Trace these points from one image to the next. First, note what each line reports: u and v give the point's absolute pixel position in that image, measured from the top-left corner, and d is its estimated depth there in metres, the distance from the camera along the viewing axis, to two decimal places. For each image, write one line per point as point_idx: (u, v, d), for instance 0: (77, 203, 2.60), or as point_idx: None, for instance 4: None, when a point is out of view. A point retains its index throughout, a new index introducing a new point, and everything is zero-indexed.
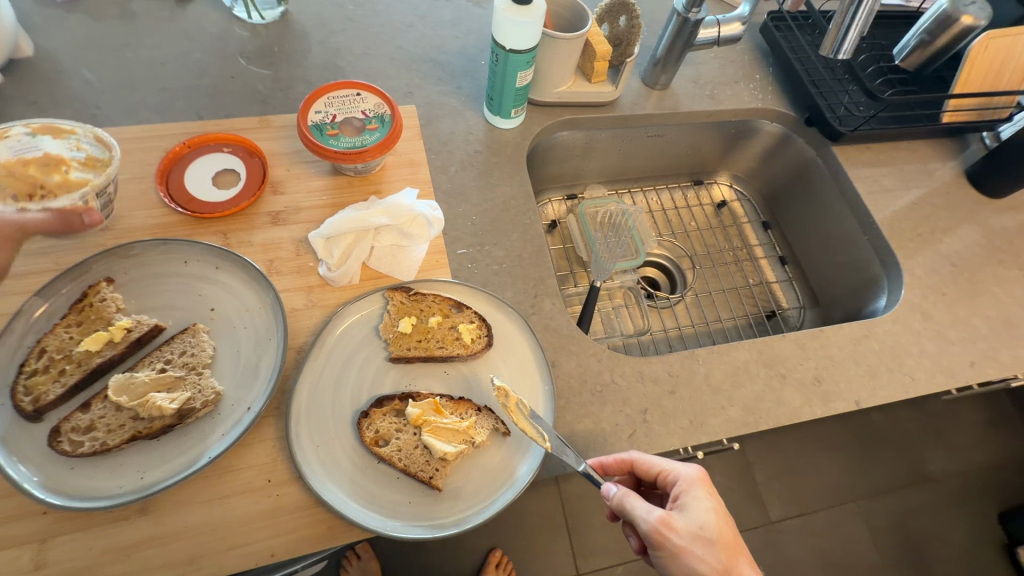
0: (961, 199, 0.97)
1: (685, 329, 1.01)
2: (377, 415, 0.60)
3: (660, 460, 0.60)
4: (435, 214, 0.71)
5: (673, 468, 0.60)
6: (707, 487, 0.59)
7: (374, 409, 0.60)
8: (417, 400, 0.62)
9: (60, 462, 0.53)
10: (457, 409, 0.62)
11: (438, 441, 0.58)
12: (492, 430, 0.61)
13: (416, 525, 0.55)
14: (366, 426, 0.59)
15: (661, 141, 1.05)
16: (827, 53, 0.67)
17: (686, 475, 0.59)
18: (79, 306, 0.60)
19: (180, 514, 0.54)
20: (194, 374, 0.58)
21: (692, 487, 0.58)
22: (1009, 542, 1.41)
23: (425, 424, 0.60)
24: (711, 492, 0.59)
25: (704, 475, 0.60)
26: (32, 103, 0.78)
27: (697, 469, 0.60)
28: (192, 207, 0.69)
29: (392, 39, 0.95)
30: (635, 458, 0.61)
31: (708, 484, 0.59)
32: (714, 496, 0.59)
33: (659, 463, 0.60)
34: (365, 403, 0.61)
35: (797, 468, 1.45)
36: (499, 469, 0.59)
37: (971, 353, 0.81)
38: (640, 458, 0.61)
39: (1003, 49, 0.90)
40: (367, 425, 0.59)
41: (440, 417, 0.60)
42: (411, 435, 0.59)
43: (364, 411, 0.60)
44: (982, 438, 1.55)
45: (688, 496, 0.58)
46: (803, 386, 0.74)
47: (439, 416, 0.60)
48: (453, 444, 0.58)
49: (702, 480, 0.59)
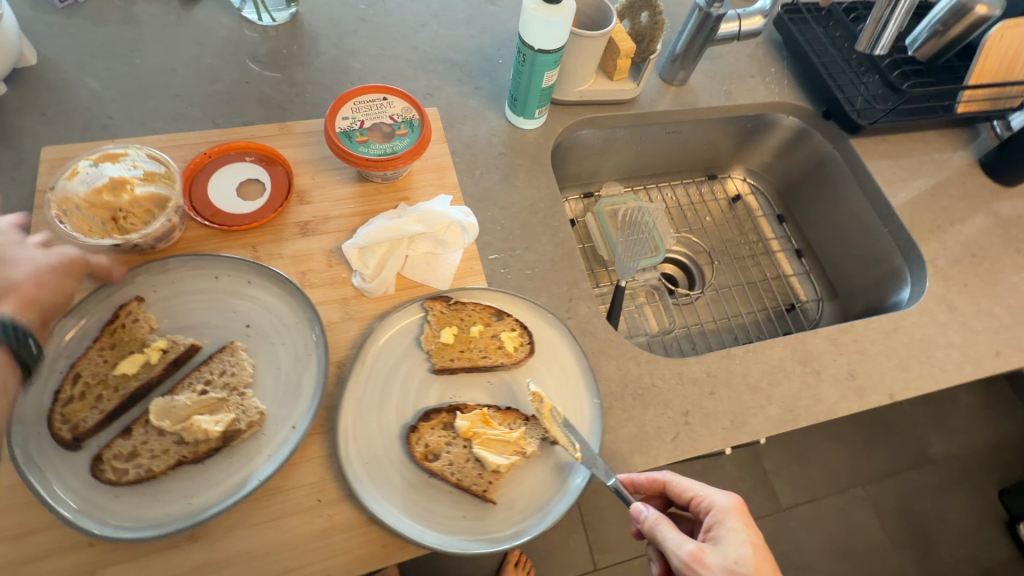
0: (977, 189, 0.98)
1: (707, 325, 1.01)
2: (426, 428, 0.59)
3: (693, 485, 0.60)
4: (470, 220, 0.69)
5: (706, 495, 0.59)
6: (743, 518, 0.57)
7: (422, 422, 0.59)
8: (465, 412, 0.61)
9: (103, 491, 0.52)
10: (505, 419, 0.61)
11: (489, 453, 0.58)
12: (540, 439, 0.60)
13: (471, 542, 0.54)
14: (415, 441, 0.58)
15: (679, 137, 1.05)
16: None
17: (721, 503, 0.58)
18: (110, 328, 0.58)
19: (232, 539, 0.53)
20: (237, 394, 0.57)
21: (726, 516, 0.56)
22: (1010, 519, 1.43)
23: (474, 437, 0.60)
24: (748, 525, 0.56)
25: (741, 505, 0.58)
26: (41, 114, 0.75)
27: (733, 497, 0.58)
28: (219, 220, 0.67)
29: (407, 39, 0.92)
30: (667, 479, 0.61)
31: (744, 514, 0.57)
32: (753, 531, 0.56)
33: (692, 487, 0.60)
34: (412, 416, 0.60)
35: (808, 455, 1.46)
36: (550, 479, 0.59)
37: (996, 342, 0.82)
38: (672, 480, 0.61)
39: (1019, 38, 0.90)
40: (417, 440, 0.58)
41: (490, 428, 0.60)
42: (462, 448, 0.59)
43: (411, 425, 0.59)
44: (985, 419, 1.57)
45: (723, 526, 0.56)
46: (837, 382, 0.75)
47: (488, 427, 0.60)
48: (505, 456, 0.58)
49: (738, 510, 0.57)
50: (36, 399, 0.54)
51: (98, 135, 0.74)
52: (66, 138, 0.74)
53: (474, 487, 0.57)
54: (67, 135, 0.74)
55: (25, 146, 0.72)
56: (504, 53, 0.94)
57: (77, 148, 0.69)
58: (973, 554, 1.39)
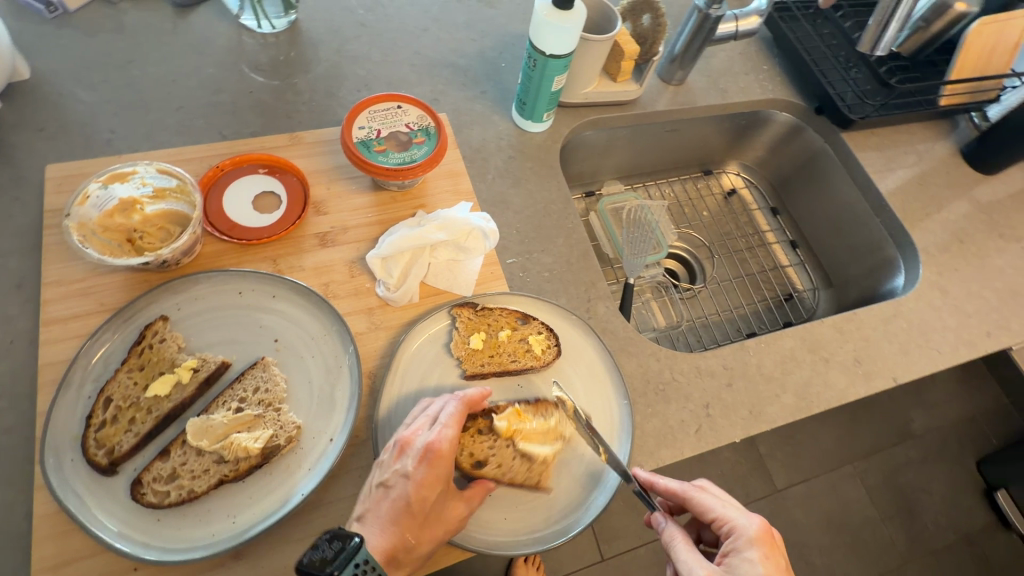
0: (960, 177, 1.03)
1: (712, 317, 1.03)
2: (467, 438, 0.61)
3: (716, 505, 0.56)
4: (490, 226, 0.70)
5: (727, 517, 0.55)
6: (764, 549, 0.53)
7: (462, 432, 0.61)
8: (499, 412, 0.63)
9: (144, 515, 0.51)
10: (538, 410, 0.64)
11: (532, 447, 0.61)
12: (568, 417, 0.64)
13: (517, 542, 0.57)
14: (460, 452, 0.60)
15: (677, 135, 1.07)
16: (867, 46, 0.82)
17: (742, 530, 0.54)
18: (138, 348, 0.57)
19: (276, 556, 0.53)
20: (272, 410, 0.57)
21: (746, 545, 0.53)
22: (989, 488, 1.51)
23: (516, 435, 0.61)
24: (770, 558, 0.52)
25: (764, 534, 0.54)
26: (39, 130, 0.72)
27: (755, 526, 0.54)
28: (237, 234, 0.66)
29: (409, 43, 0.92)
30: (688, 494, 0.58)
31: (766, 545, 0.53)
32: (774, 563, 0.52)
33: (712, 505, 0.56)
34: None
35: (802, 438, 1.51)
36: (587, 474, 0.62)
37: (987, 323, 0.87)
38: (692, 495, 0.57)
39: (994, 34, 0.93)
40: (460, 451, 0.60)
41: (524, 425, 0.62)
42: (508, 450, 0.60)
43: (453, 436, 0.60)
44: (964, 393, 1.64)
45: (738, 555, 0.53)
46: (846, 368, 0.78)
47: (523, 421, 0.62)
48: (548, 444, 0.61)
49: (759, 540, 0.53)
50: (67, 425, 0.53)
51: (102, 150, 0.72)
52: (68, 155, 0.71)
53: (527, 480, 0.60)
54: (68, 150, 0.72)
55: (25, 164, 0.70)
56: (505, 56, 0.95)
57: (84, 165, 0.68)
58: (957, 523, 1.46)
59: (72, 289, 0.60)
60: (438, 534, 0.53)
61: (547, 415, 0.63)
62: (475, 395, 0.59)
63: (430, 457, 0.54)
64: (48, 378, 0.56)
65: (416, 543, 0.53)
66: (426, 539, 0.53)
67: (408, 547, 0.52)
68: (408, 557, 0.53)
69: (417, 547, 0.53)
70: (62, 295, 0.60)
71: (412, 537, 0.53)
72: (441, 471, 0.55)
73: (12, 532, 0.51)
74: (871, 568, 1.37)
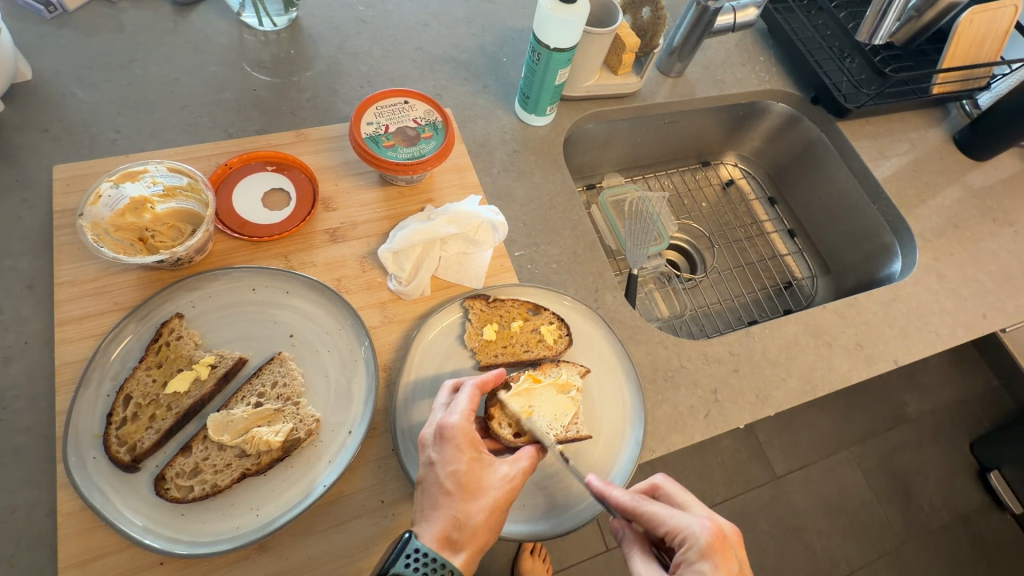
0: (952, 163, 1.05)
1: (714, 306, 1.04)
2: (500, 414, 0.62)
3: (663, 516, 0.51)
4: (499, 218, 0.70)
5: (677, 527, 0.50)
6: (717, 559, 0.47)
7: (493, 410, 0.62)
8: (515, 381, 0.64)
9: (168, 510, 0.52)
10: (546, 371, 0.66)
11: (556, 407, 0.64)
12: (578, 371, 0.66)
13: (543, 524, 0.59)
14: (498, 428, 0.61)
15: (676, 127, 1.08)
16: (865, 36, 0.84)
17: (691, 540, 0.49)
18: (155, 346, 0.57)
19: (301, 547, 0.53)
20: (291, 404, 0.57)
21: (696, 558, 0.48)
22: (982, 469, 1.54)
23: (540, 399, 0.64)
24: (724, 566, 0.47)
25: (716, 541, 0.48)
26: (44, 131, 0.72)
27: (705, 534, 0.48)
28: (247, 232, 0.66)
29: (410, 39, 0.92)
30: (637, 508, 0.52)
31: (720, 554, 0.48)
32: (728, 573, 0.47)
33: (661, 516, 0.51)
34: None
35: (800, 425, 1.53)
36: (610, 445, 0.64)
37: (982, 306, 0.89)
38: (641, 509, 0.52)
39: (985, 22, 0.94)
40: (499, 427, 0.61)
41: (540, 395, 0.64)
42: (541, 417, 0.63)
43: (488, 414, 0.61)
44: (957, 377, 1.68)
45: (689, 569, 0.48)
46: (848, 352, 0.80)
47: (540, 383, 0.64)
48: (567, 399, 0.64)
49: (711, 550, 0.48)
50: (88, 423, 0.53)
51: (107, 149, 0.72)
52: (73, 155, 0.71)
53: (567, 434, 0.63)
54: (73, 151, 0.71)
55: (30, 165, 0.69)
56: (506, 51, 0.95)
57: (92, 165, 0.67)
58: (951, 503, 1.49)
59: (85, 288, 0.60)
60: (484, 501, 0.52)
61: (558, 372, 0.66)
62: (489, 377, 0.58)
63: (447, 433, 0.54)
64: (66, 377, 0.56)
65: (466, 518, 0.51)
66: (474, 510, 0.52)
67: (459, 522, 0.51)
68: (464, 533, 0.51)
69: (468, 520, 0.51)
70: (75, 295, 0.60)
71: (460, 512, 0.51)
72: (464, 443, 0.54)
73: (35, 531, 0.52)
74: (869, 549, 1.40)
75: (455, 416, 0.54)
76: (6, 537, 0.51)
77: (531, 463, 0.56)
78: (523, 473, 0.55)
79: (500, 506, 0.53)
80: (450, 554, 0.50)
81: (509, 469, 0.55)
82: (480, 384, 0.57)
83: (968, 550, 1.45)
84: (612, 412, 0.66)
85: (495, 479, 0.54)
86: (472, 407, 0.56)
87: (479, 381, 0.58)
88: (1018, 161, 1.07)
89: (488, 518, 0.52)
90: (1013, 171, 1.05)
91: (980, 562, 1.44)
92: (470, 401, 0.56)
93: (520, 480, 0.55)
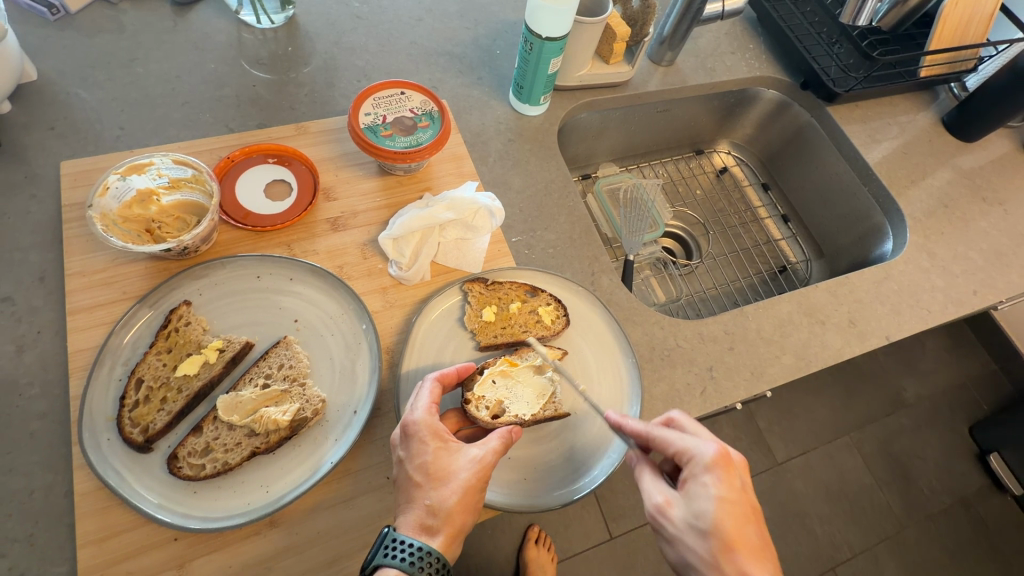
0: (942, 144, 1.06)
1: (710, 290, 1.06)
2: (477, 397, 0.63)
3: (674, 436, 0.53)
4: (496, 204, 0.72)
5: (684, 447, 0.51)
6: (721, 474, 0.49)
7: (471, 395, 0.63)
8: (490, 367, 0.65)
9: (181, 488, 0.53)
10: (522, 355, 0.67)
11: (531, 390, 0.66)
12: (555, 354, 0.68)
13: (543, 496, 0.61)
14: (475, 410, 0.61)
15: (668, 116, 1.10)
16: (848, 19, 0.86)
17: (696, 458, 0.50)
18: (164, 332, 0.59)
19: (310, 521, 0.55)
20: (298, 385, 0.60)
21: (700, 472, 0.49)
22: (981, 451, 1.56)
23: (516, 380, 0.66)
24: (728, 482, 0.49)
25: (722, 459, 0.49)
26: (50, 128, 0.74)
27: (710, 453, 0.50)
28: (251, 222, 0.67)
29: (404, 34, 0.94)
30: (649, 432, 0.55)
31: (724, 470, 0.49)
32: (731, 487, 0.48)
33: (670, 439, 0.53)
34: (445, 407, 0.64)
35: (799, 410, 1.55)
36: (608, 418, 0.66)
37: (973, 283, 0.91)
38: (654, 434, 0.54)
39: (970, 5, 0.95)
40: (475, 409, 0.62)
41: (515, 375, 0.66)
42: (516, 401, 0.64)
43: (464, 398, 0.62)
44: (954, 361, 1.69)
45: (694, 483, 0.49)
46: (841, 330, 0.82)
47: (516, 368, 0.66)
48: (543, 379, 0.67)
49: (715, 466, 0.49)
50: (102, 406, 0.55)
51: (111, 146, 0.74)
52: (79, 152, 0.73)
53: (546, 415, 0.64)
54: (79, 148, 0.73)
55: (37, 162, 0.71)
56: (500, 43, 0.97)
57: (97, 161, 0.69)
58: (951, 486, 1.51)
59: (94, 279, 0.62)
60: (454, 485, 0.52)
61: (533, 355, 0.67)
62: (450, 371, 0.59)
63: (410, 429, 0.54)
64: (79, 363, 0.58)
65: (438, 504, 0.51)
66: (446, 496, 0.52)
67: (432, 509, 0.51)
68: (438, 519, 0.51)
69: (441, 505, 0.51)
70: (84, 285, 0.62)
71: (431, 499, 0.52)
72: (428, 434, 0.54)
73: (52, 511, 0.53)
74: (870, 532, 1.41)
75: (416, 413, 0.55)
76: (24, 518, 0.53)
77: (501, 442, 0.55)
78: (492, 454, 0.54)
79: (472, 488, 0.53)
80: (429, 539, 0.51)
81: (479, 451, 0.54)
82: (440, 379, 0.58)
83: (969, 531, 1.46)
84: (609, 388, 0.68)
85: (464, 463, 0.53)
86: (434, 401, 0.56)
87: (439, 376, 0.58)
88: (1007, 142, 1.08)
89: (461, 501, 0.52)
90: (1002, 152, 1.07)
91: (982, 544, 1.45)
92: (430, 396, 0.56)
93: (491, 459, 0.54)
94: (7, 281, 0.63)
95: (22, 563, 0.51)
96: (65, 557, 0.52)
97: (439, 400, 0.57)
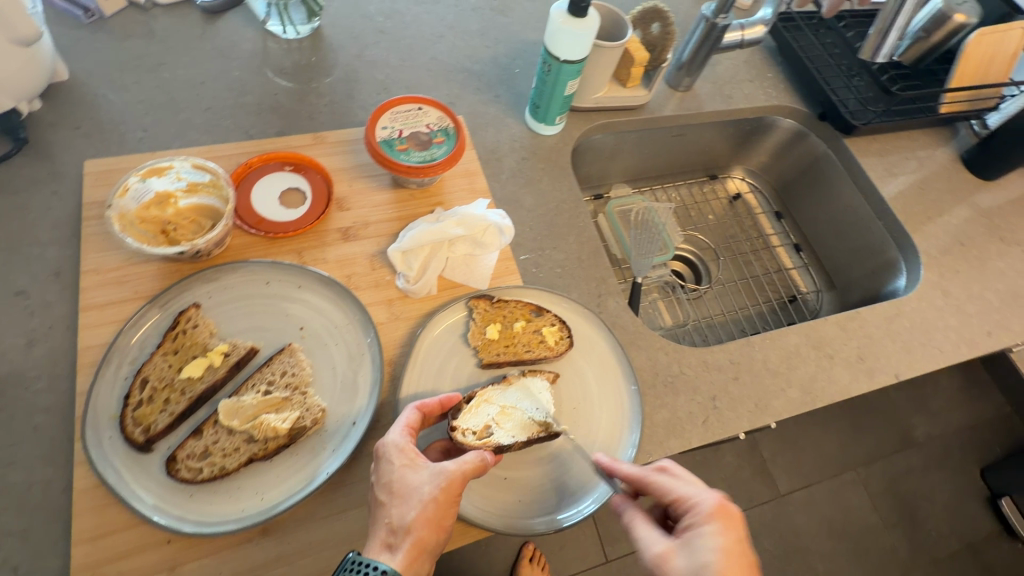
0: (960, 181, 1.05)
1: (717, 317, 1.05)
2: (464, 424, 0.61)
3: (673, 485, 0.53)
4: (506, 222, 0.73)
5: (683, 494, 0.52)
6: (722, 523, 0.49)
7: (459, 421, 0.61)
8: (477, 396, 0.64)
9: (178, 490, 0.54)
10: (508, 383, 0.66)
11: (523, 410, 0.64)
12: (547, 379, 0.67)
13: (536, 520, 0.60)
14: (463, 436, 0.60)
15: (683, 140, 1.10)
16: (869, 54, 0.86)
17: (697, 506, 0.51)
18: (172, 333, 0.60)
19: (302, 532, 0.55)
20: (299, 393, 0.60)
21: (702, 521, 0.50)
22: (992, 495, 1.51)
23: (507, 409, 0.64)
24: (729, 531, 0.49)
25: (722, 508, 0.50)
26: (76, 128, 0.76)
27: (712, 501, 0.51)
28: (264, 228, 0.68)
29: (425, 50, 0.95)
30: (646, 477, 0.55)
31: (725, 519, 0.50)
32: (733, 539, 0.49)
33: (668, 485, 0.53)
34: (433, 436, 0.63)
35: (805, 443, 1.52)
36: (607, 441, 0.66)
37: (987, 323, 0.89)
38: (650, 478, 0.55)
39: (994, 45, 0.95)
40: (462, 435, 0.60)
41: (509, 395, 0.65)
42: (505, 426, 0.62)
43: (452, 425, 0.60)
44: (966, 399, 1.66)
45: (693, 532, 0.49)
46: (848, 365, 0.80)
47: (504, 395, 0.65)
48: (536, 404, 0.65)
49: (716, 515, 0.50)
50: (107, 404, 0.56)
51: (133, 147, 0.76)
52: (102, 151, 0.75)
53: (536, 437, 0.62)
54: (103, 147, 0.75)
55: (61, 160, 0.73)
56: (519, 62, 0.98)
57: (119, 161, 0.71)
58: (960, 530, 1.47)
59: (108, 277, 0.63)
60: (417, 501, 0.51)
61: (524, 382, 0.66)
62: (433, 400, 0.59)
63: (381, 450, 0.54)
64: (87, 360, 0.59)
65: (399, 521, 0.50)
66: (408, 512, 0.51)
67: (393, 527, 0.50)
68: (400, 536, 0.50)
69: (401, 523, 0.50)
70: (98, 283, 0.63)
71: (393, 517, 0.51)
72: (395, 453, 0.54)
73: (51, 507, 0.54)
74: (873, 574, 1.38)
75: (390, 434, 0.55)
76: (22, 511, 0.54)
77: (475, 459, 0.54)
78: (462, 467, 0.53)
79: (437, 502, 0.52)
80: (390, 557, 0.49)
81: (448, 465, 0.53)
82: (422, 407, 0.58)
83: None
84: (614, 415, 0.67)
85: (429, 477, 0.53)
86: (410, 425, 0.56)
87: (421, 403, 0.58)
88: None
89: (424, 515, 0.51)
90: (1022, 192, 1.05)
91: None
92: (408, 420, 0.56)
93: (461, 475, 0.53)
94: (23, 275, 0.65)
95: (15, 557, 0.52)
96: (59, 553, 0.52)
97: (417, 426, 0.57)
